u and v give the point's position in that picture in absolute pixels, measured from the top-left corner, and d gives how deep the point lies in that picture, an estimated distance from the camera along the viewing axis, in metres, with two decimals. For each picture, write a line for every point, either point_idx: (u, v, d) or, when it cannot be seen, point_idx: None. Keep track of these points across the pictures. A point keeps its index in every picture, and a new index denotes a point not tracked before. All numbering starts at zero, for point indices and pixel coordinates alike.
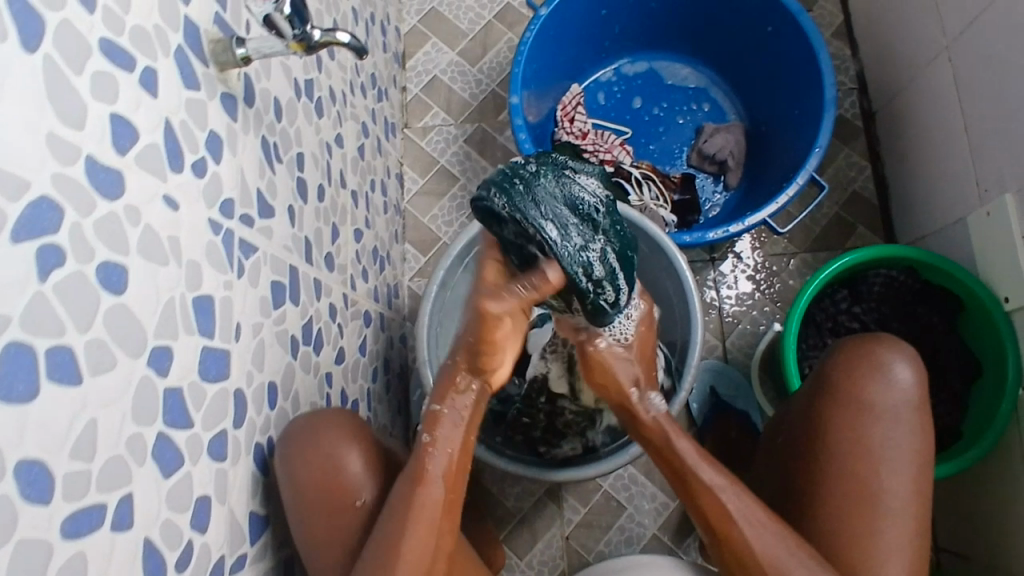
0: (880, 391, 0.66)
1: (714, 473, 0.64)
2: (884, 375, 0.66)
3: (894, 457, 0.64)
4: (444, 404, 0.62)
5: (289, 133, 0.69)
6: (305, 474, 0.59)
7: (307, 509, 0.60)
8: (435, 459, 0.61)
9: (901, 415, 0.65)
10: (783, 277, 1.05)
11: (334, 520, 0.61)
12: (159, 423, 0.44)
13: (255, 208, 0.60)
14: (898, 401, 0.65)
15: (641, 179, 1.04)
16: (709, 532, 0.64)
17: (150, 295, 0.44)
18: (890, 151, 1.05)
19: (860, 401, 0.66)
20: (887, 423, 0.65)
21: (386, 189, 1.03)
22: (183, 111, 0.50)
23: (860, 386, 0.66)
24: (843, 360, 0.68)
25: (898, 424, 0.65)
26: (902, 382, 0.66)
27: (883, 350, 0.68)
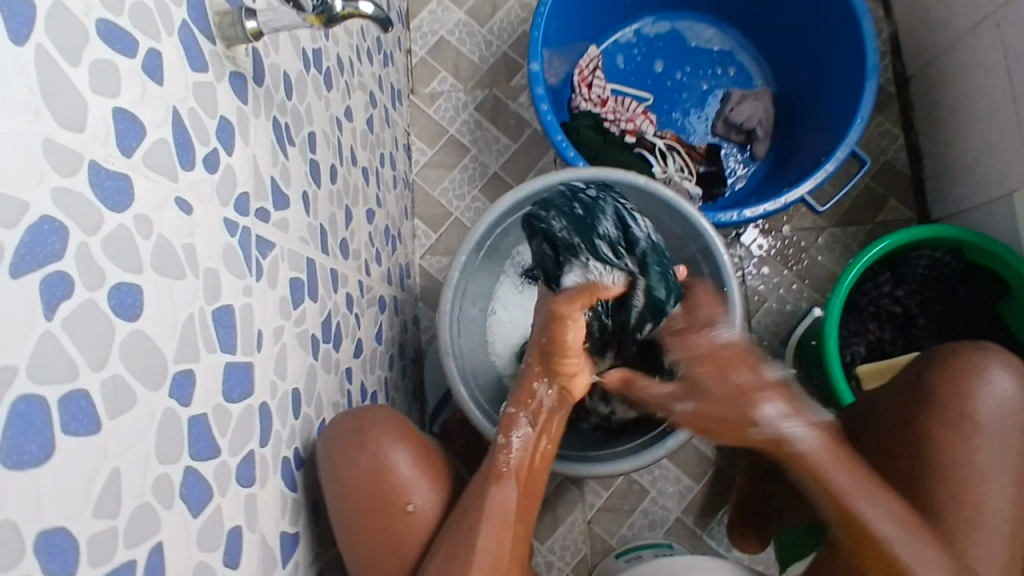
0: (984, 401, 0.62)
1: (878, 512, 0.58)
2: (984, 382, 0.63)
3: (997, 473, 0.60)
4: (519, 407, 0.63)
5: (300, 111, 0.63)
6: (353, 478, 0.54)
7: (354, 514, 0.55)
8: (512, 460, 0.60)
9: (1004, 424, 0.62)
10: (812, 253, 1.01)
11: (381, 524, 0.56)
12: (184, 458, 0.39)
13: (271, 200, 0.55)
14: (1001, 417, 0.62)
15: (666, 150, 0.99)
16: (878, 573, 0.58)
17: (168, 316, 0.39)
18: (926, 119, 1.00)
19: (965, 414, 0.62)
20: (989, 439, 0.61)
21: (395, 162, 0.97)
22: (192, 98, 0.44)
23: (963, 399, 0.63)
24: (943, 369, 0.65)
25: (1006, 437, 0.61)
26: (1003, 393, 0.62)
27: (980, 356, 0.65)
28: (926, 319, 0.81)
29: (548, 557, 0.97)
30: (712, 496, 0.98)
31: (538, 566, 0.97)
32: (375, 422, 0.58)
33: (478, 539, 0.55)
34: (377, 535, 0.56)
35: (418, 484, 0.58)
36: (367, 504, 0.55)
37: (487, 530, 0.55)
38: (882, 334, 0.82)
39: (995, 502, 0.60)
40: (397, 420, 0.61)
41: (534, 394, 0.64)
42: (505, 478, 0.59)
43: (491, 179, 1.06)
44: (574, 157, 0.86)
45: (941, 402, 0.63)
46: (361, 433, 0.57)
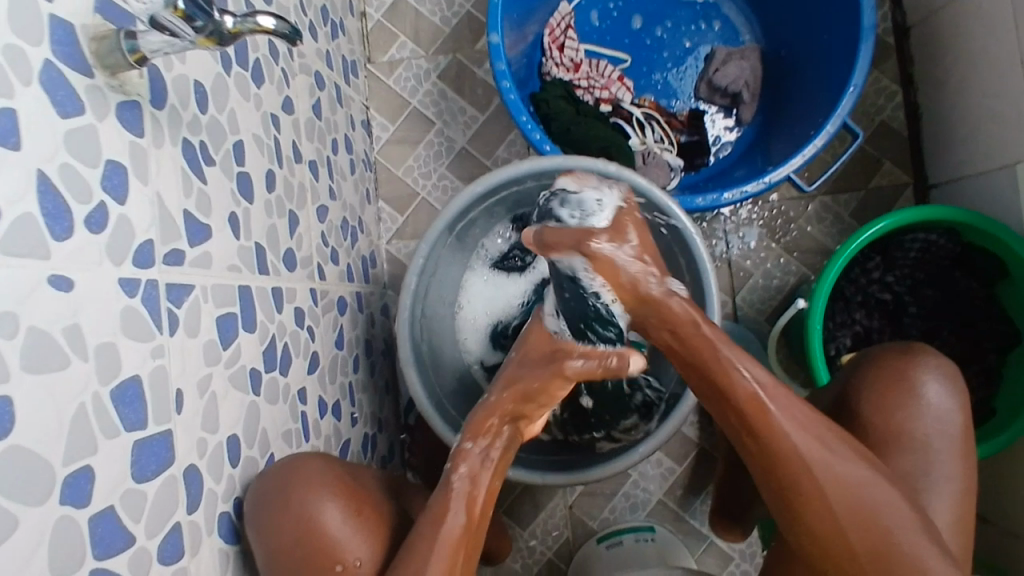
0: (909, 417, 0.59)
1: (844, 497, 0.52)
2: (922, 399, 0.59)
3: (942, 479, 0.57)
4: (473, 441, 0.61)
5: (221, 121, 0.56)
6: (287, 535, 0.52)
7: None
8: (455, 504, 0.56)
9: (942, 435, 0.58)
10: (800, 223, 0.95)
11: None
12: (88, 561, 0.36)
13: (185, 237, 0.49)
14: (932, 427, 0.58)
15: (643, 120, 0.91)
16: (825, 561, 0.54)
17: (51, 419, 0.35)
18: (926, 75, 0.93)
19: (890, 428, 0.59)
20: (932, 456, 0.57)
21: (351, 145, 0.90)
22: (65, 150, 0.38)
23: (893, 413, 0.59)
24: (874, 384, 0.61)
25: (944, 447, 0.58)
26: (935, 407, 0.59)
27: (911, 367, 0.60)
28: (916, 307, 0.77)
29: (529, 542, 0.97)
30: (695, 478, 0.96)
31: (520, 551, 0.96)
32: (311, 472, 0.56)
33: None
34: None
35: (351, 538, 0.54)
36: (301, 560, 0.52)
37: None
38: (870, 323, 0.77)
39: (942, 508, 0.56)
40: (340, 465, 0.60)
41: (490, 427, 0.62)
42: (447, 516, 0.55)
43: (459, 154, 0.99)
44: (541, 139, 0.79)
45: (867, 422, 0.60)
46: (289, 487, 0.54)
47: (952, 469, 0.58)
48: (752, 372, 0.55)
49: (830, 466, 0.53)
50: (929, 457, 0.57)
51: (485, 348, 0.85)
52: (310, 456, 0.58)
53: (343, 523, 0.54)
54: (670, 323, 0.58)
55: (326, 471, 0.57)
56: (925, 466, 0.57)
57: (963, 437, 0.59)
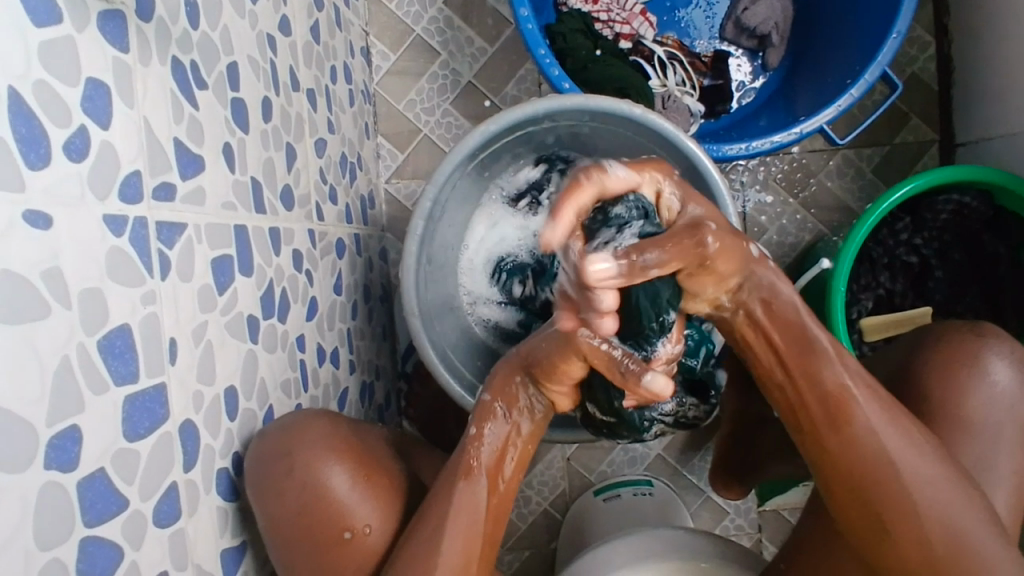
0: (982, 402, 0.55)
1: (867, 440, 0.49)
2: (987, 379, 0.55)
3: (1002, 470, 0.54)
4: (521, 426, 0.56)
5: (213, 39, 0.50)
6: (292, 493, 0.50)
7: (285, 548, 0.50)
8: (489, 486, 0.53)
9: (1010, 425, 0.54)
10: (820, 177, 0.91)
11: (321, 532, 0.51)
12: (78, 529, 0.33)
13: (177, 169, 0.44)
14: (1001, 411, 0.55)
15: (666, 60, 0.86)
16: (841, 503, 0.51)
17: (33, 375, 0.31)
18: (963, 24, 0.87)
19: (952, 409, 0.55)
20: (995, 446, 0.54)
21: (350, 73, 0.83)
22: (41, 66, 0.32)
23: (957, 393, 0.55)
24: (938, 360, 0.57)
25: (1009, 435, 0.54)
26: (1001, 389, 0.55)
27: (981, 346, 0.57)
28: (943, 272, 0.75)
29: (526, 492, 0.96)
30: (694, 435, 0.95)
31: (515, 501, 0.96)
32: (314, 434, 0.53)
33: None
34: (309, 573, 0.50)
35: (354, 500, 0.52)
36: (303, 517, 0.50)
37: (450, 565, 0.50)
38: (894, 286, 0.74)
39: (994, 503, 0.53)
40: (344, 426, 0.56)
41: (512, 393, 0.54)
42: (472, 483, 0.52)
43: (464, 89, 0.92)
44: (559, 75, 0.73)
45: (931, 402, 0.56)
46: (293, 447, 0.51)
47: (1016, 457, 0.54)
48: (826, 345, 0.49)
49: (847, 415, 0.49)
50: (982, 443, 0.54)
51: (485, 285, 0.81)
52: (320, 418, 0.55)
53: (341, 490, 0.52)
54: (773, 293, 0.49)
55: (330, 431, 0.54)
56: (987, 454, 0.54)
57: None
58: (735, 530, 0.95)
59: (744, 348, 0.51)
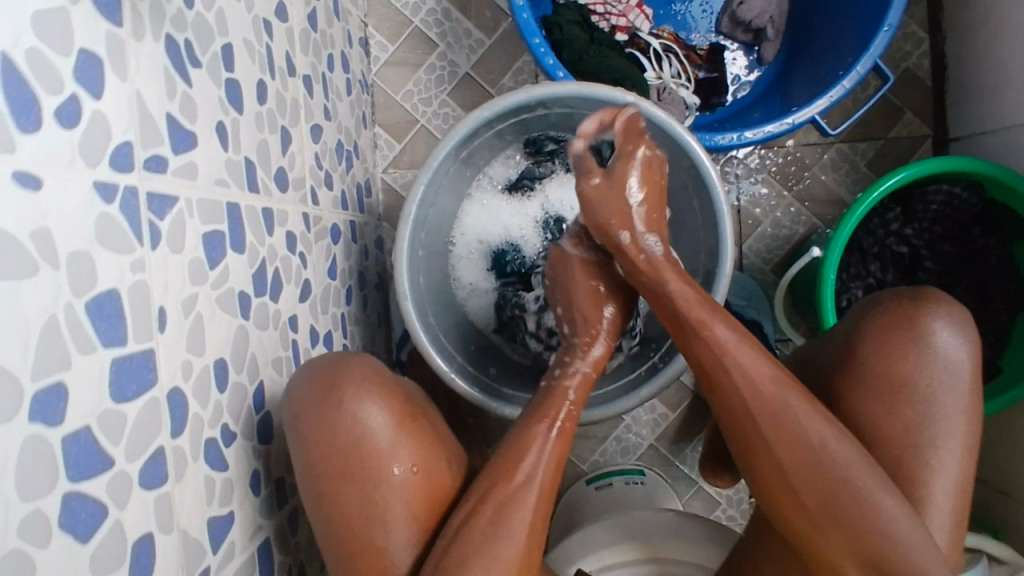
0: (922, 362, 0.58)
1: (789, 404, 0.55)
2: (932, 349, 0.58)
3: (942, 443, 0.56)
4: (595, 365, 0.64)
5: (208, 20, 0.51)
6: (326, 428, 0.54)
7: (325, 484, 0.54)
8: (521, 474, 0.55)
9: (950, 397, 0.57)
10: (814, 171, 0.92)
11: (351, 469, 0.54)
12: (62, 483, 0.34)
13: (168, 143, 0.45)
14: (942, 373, 0.58)
15: (661, 52, 0.86)
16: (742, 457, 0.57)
17: (17, 330, 0.31)
18: (957, 20, 0.88)
19: (894, 379, 0.58)
20: (937, 411, 0.57)
21: (347, 62, 0.84)
22: (32, 32, 0.33)
23: (901, 364, 0.58)
24: (880, 326, 0.60)
25: (951, 404, 0.57)
26: (946, 360, 0.58)
27: (922, 312, 0.59)
28: (933, 262, 0.75)
29: None
30: (687, 426, 0.96)
31: None
32: (357, 377, 0.56)
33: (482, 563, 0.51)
34: (353, 509, 0.54)
35: (388, 442, 0.55)
36: (335, 451, 0.54)
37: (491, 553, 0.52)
38: (884, 277, 0.75)
39: (942, 471, 0.56)
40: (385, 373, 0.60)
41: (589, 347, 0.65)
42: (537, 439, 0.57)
43: (461, 81, 0.93)
44: (553, 65, 0.74)
45: (874, 373, 0.59)
46: (337, 387, 0.55)
47: (958, 430, 0.57)
48: (724, 338, 0.57)
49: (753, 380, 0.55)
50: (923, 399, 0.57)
51: (484, 276, 0.82)
52: (369, 366, 0.58)
53: (388, 430, 0.55)
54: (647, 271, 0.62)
55: (375, 378, 0.57)
56: (927, 423, 0.57)
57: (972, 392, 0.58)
58: (727, 520, 0.96)
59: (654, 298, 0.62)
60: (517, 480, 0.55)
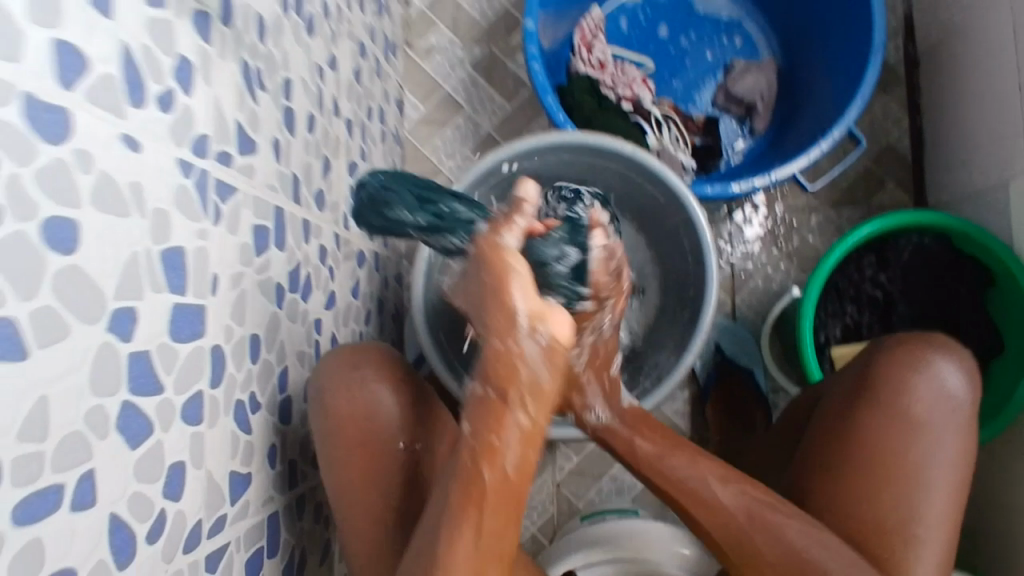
0: (929, 399, 0.63)
1: (720, 487, 0.62)
2: (935, 380, 0.63)
3: (937, 480, 0.61)
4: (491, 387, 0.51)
5: (275, 55, 0.62)
6: (341, 406, 0.65)
7: (341, 451, 0.65)
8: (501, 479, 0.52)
9: (945, 433, 0.62)
10: (802, 232, 1.00)
11: (362, 439, 0.65)
12: (123, 392, 0.40)
13: (235, 144, 0.54)
14: (945, 413, 0.63)
15: (661, 120, 0.96)
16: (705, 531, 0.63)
17: (109, 253, 0.39)
18: (932, 102, 0.98)
19: (899, 411, 0.63)
20: (936, 445, 0.62)
21: (384, 116, 0.96)
22: (146, 35, 0.43)
23: (904, 395, 0.63)
24: (889, 359, 0.66)
25: (947, 438, 0.62)
26: (948, 394, 0.63)
27: (928, 352, 0.65)
28: (906, 307, 0.81)
29: None
30: None
31: None
32: (372, 366, 0.68)
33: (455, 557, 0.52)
34: (360, 472, 0.65)
35: (393, 420, 0.67)
36: (352, 424, 0.65)
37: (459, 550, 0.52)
38: (860, 318, 0.81)
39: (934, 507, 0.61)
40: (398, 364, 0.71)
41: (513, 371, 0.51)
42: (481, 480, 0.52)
43: (484, 139, 1.05)
44: (563, 121, 0.85)
45: (882, 402, 0.64)
46: (355, 370, 0.67)
47: (953, 462, 0.62)
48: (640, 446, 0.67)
49: (688, 476, 0.63)
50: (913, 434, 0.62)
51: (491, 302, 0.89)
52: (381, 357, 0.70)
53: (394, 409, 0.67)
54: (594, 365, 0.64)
55: (385, 364, 0.69)
56: (929, 455, 0.62)
57: (966, 422, 0.63)
58: None
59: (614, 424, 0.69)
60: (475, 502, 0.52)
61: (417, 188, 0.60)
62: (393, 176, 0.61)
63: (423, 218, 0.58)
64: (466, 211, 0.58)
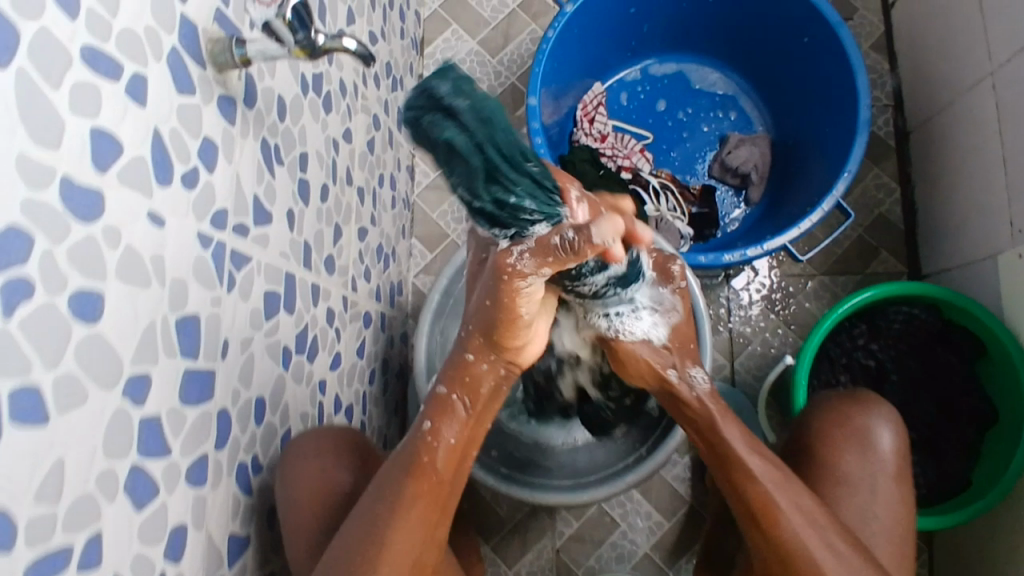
0: (858, 464, 0.63)
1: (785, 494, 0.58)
2: (870, 442, 0.63)
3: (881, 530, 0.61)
4: (458, 392, 0.65)
5: (293, 131, 0.66)
6: (305, 477, 0.61)
7: (293, 512, 0.60)
8: (439, 453, 0.62)
9: (881, 487, 0.62)
10: (799, 298, 1.02)
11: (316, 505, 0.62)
12: (132, 455, 0.42)
13: (251, 216, 0.58)
14: (872, 467, 0.62)
15: (659, 189, 1.00)
16: (751, 521, 0.59)
17: (129, 322, 0.42)
18: (922, 175, 1.02)
19: (833, 469, 0.63)
20: (873, 497, 0.61)
21: (394, 182, 1.00)
22: (175, 119, 0.47)
23: (833, 455, 0.63)
24: (824, 422, 0.65)
25: (886, 488, 0.62)
26: (884, 453, 0.63)
27: (861, 414, 0.65)
28: (898, 376, 0.83)
29: None
30: (684, 535, 0.97)
31: None
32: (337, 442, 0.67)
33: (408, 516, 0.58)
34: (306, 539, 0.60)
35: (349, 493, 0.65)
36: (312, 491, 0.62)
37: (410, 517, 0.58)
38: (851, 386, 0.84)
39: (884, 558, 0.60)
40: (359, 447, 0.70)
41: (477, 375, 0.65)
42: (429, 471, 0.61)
43: None
44: None
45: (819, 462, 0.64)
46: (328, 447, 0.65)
47: (890, 512, 0.61)
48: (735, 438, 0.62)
49: (774, 477, 0.59)
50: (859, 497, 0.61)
51: None
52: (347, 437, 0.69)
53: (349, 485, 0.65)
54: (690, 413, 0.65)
55: (350, 444, 0.68)
56: (868, 511, 0.61)
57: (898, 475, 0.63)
58: None
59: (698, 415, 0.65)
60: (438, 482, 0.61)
61: (494, 153, 0.51)
62: (478, 112, 0.51)
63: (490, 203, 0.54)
64: (533, 211, 0.55)
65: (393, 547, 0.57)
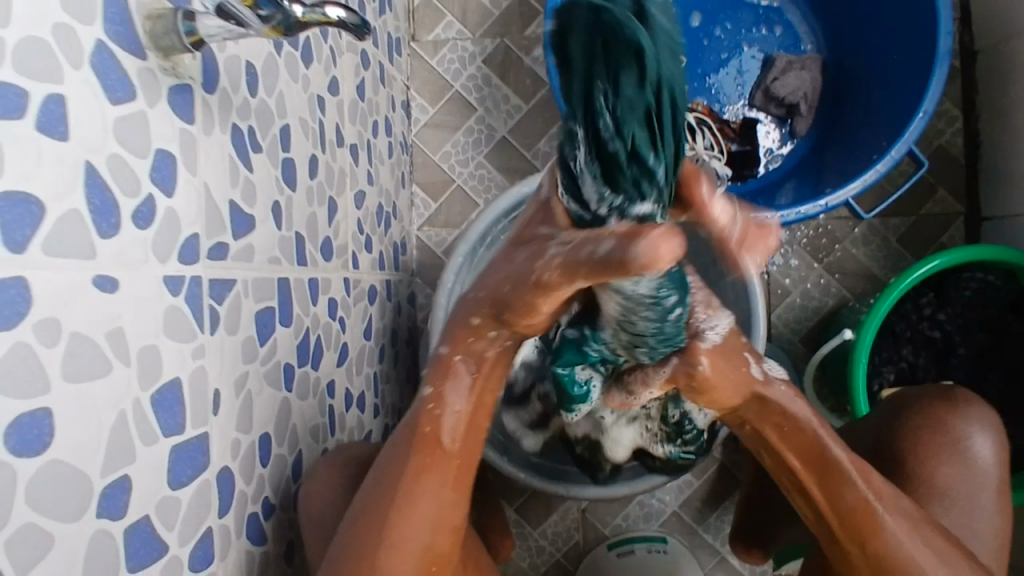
0: (954, 472, 0.59)
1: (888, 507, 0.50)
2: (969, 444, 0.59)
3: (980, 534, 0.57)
4: (462, 352, 0.50)
5: (269, 104, 0.54)
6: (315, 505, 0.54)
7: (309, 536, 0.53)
8: (446, 421, 0.50)
9: (982, 492, 0.58)
10: (845, 244, 0.93)
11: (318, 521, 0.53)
12: (121, 574, 0.36)
13: (230, 230, 0.47)
14: (971, 477, 0.58)
15: (695, 126, 0.86)
16: (848, 531, 0.50)
17: (89, 427, 0.33)
18: (990, 102, 0.89)
19: (930, 476, 0.58)
20: (971, 503, 0.58)
21: (390, 126, 0.87)
22: (116, 140, 0.36)
23: (932, 461, 0.59)
24: (913, 419, 0.61)
25: (984, 494, 0.58)
26: (984, 457, 0.59)
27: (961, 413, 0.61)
28: (965, 348, 0.83)
29: (538, 541, 0.96)
30: (714, 492, 0.95)
31: (528, 549, 0.96)
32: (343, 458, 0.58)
33: (417, 494, 0.49)
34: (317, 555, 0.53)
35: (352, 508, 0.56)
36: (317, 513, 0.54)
37: (423, 496, 0.49)
38: (916, 360, 0.84)
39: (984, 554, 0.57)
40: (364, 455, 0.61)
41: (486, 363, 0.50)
42: (432, 447, 0.49)
43: (499, 144, 0.96)
44: None
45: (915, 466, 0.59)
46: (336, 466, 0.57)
47: (991, 520, 0.58)
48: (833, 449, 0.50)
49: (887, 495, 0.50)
50: (967, 512, 0.57)
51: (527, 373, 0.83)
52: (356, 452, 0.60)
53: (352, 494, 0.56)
54: (781, 417, 0.50)
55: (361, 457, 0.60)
56: (971, 517, 0.57)
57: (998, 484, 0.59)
58: None
59: (784, 432, 0.50)
60: (441, 446, 0.50)
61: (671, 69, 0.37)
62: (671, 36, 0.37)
63: (613, 127, 0.38)
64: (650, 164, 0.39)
65: (403, 532, 0.48)
